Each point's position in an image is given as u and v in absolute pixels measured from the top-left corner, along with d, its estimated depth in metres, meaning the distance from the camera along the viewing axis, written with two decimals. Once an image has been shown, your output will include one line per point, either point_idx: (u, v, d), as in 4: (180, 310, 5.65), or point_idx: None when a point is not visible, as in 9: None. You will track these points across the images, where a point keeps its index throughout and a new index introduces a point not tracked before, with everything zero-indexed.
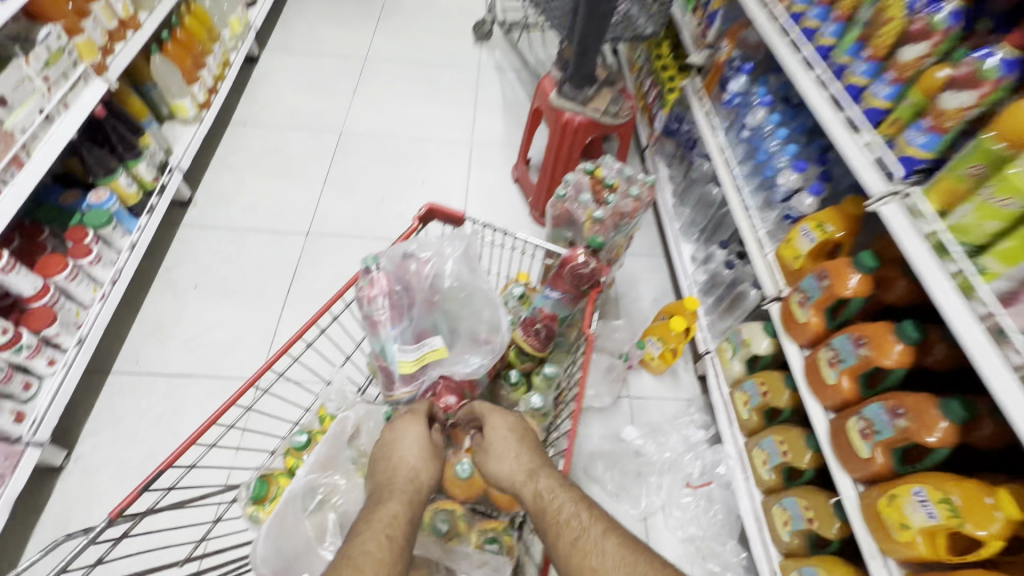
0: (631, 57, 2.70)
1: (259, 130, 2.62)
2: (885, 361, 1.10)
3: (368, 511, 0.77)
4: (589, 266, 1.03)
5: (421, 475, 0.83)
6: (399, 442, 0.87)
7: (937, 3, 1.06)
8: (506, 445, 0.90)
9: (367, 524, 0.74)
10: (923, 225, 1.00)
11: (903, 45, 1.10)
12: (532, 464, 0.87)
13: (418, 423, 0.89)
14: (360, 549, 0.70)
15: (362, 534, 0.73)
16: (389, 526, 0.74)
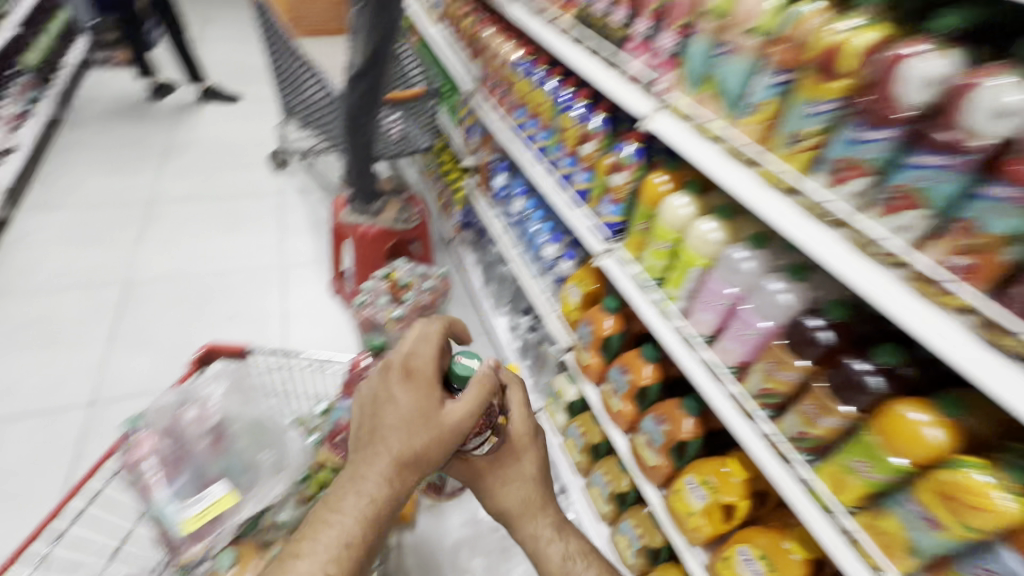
0: (423, 165, 3.03)
1: (16, 300, 2.28)
2: (643, 380, 1.36)
3: (355, 475, 0.87)
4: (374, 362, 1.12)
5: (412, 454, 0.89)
6: (391, 406, 0.91)
7: (589, 114, 1.41)
8: (519, 491, 1.15)
9: (348, 492, 0.86)
10: (625, 269, 1.30)
11: (580, 142, 1.45)
12: (545, 506, 1.16)
13: (428, 399, 0.91)
14: (336, 520, 0.84)
15: (338, 505, 0.85)
16: (365, 499, 0.85)
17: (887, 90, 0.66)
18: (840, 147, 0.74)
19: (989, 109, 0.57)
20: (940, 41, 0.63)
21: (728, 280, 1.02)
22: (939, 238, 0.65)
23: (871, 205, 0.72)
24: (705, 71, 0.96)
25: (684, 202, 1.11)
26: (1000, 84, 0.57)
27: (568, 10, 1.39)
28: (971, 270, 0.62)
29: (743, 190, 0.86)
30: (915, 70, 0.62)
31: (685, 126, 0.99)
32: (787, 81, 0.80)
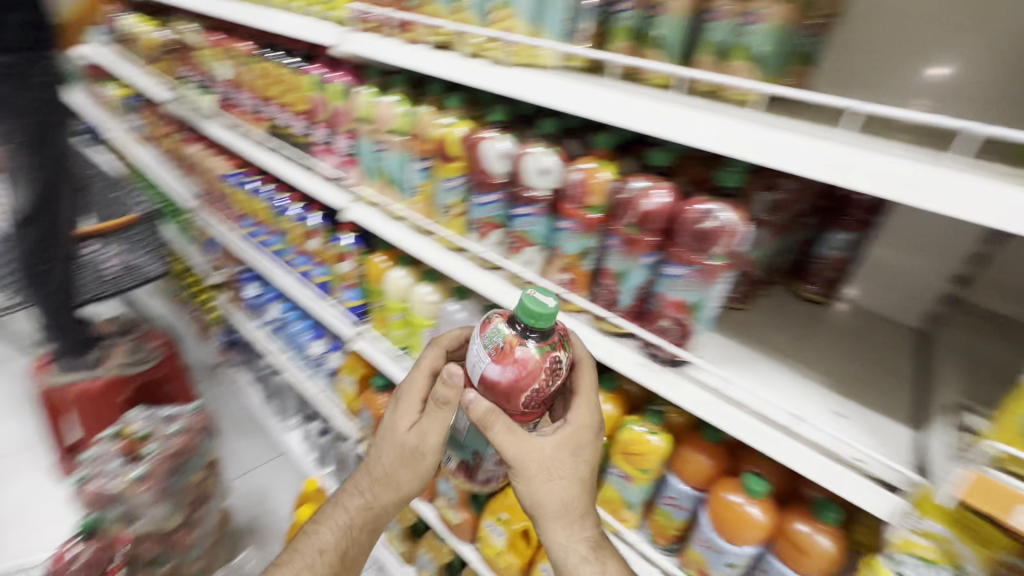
0: (170, 292, 2.70)
1: None
2: None
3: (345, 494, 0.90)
4: (496, 364, 0.72)
5: (383, 482, 0.87)
6: (389, 425, 0.86)
7: (306, 213, 1.46)
8: (555, 489, 0.73)
9: (334, 512, 0.90)
10: (376, 345, 1.36)
11: (307, 239, 1.48)
12: (579, 509, 0.74)
13: (405, 421, 0.84)
14: (320, 536, 0.89)
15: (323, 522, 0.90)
16: (345, 517, 0.88)
17: (481, 166, 0.88)
18: (475, 210, 0.93)
19: (537, 170, 0.80)
20: (501, 129, 0.86)
21: (451, 331, 1.15)
22: (550, 264, 0.87)
23: (508, 249, 0.92)
24: (375, 166, 1.11)
25: (403, 274, 1.22)
26: (536, 154, 0.80)
27: (259, 124, 1.46)
28: (572, 281, 0.84)
29: (429, 255, 1.01)
30: (493, 150, 0.84)
31: (376, 213, 1.13)
32: (430, 167, 0.99)
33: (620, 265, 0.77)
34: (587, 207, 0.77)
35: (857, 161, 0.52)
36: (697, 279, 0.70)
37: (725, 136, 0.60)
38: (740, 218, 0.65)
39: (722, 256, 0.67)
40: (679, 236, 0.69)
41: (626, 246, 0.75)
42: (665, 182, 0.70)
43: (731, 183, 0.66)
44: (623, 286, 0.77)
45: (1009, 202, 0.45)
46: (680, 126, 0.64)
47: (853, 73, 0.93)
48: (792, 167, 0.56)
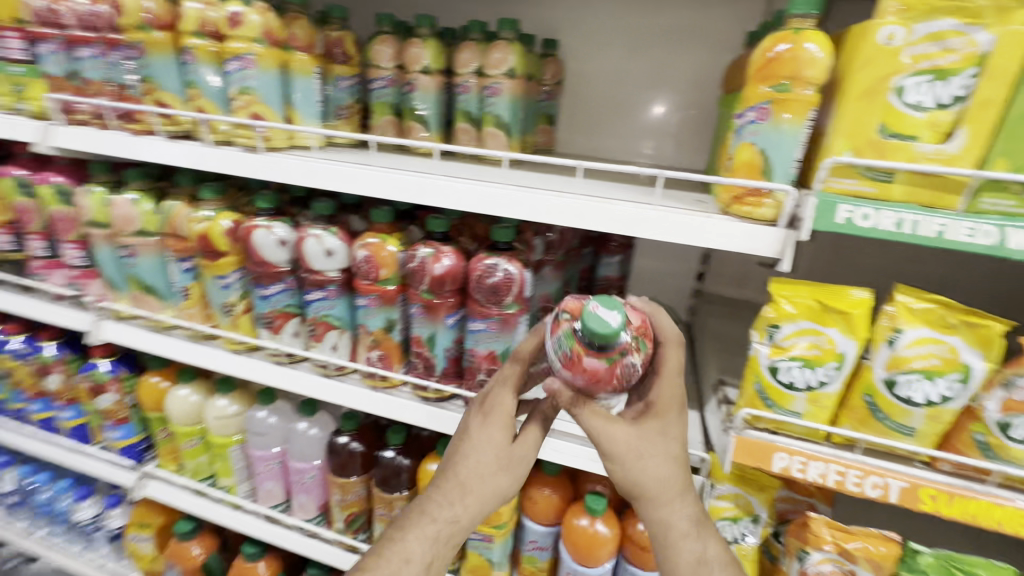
0: None
1: None
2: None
3: (400, 530, 0.60)
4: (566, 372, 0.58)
5: (466, 505, 0.59)
6: (465, 440, 0.60)
7: (33, 346, 1.13)
8: (659, 474, 0.58)
9: (381, 556, 0.58)
10: (169, 483, 1.10)
11: (40, 378, 1.15)
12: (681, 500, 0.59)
13: (499, 431, 0.60)
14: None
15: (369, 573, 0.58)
16: (400, 564, 0.58)
17: (258, 257, 0.80)
18: (260, 304, 0.84)
19: (321, 253, 0.77)
20: (269, 215, 0.80)
21: (264, 442, 1.00)
22: (358, 345, 0.83)
23: (308, 338, 0.85)
24: (124, 275, 0.92)
25: (187, 390, 1.03)
26: (317, 236, 0.76)
27: None
28: (384, 356, 0.81)
29: (214, 364, 0.88)
30: (269, 238, 0.78)
31: (134, 330, 0.93)
32: (196, 266, 0.87)
33: (426, 331, 0.77)
34: (380, 281, 0.76)
35: (595, 207, 0.62)
36: (498, 330, 0.73)
37: (489, 198, 0.66)
38: (519, 267, 0.70)
39: (514, 303, 0.72)
40: (472, 293, 0.72)
41: (426, 312, 0.75)
42: (448, 246, 0.72)
43: (504, 238, 0.71)
44: (434, 350, 0.78)
45: (700, 225, 0.58)
46: (449, 195, 0.67)
47: (584, 125, 1.12)
48: (549, 218, 0.63)
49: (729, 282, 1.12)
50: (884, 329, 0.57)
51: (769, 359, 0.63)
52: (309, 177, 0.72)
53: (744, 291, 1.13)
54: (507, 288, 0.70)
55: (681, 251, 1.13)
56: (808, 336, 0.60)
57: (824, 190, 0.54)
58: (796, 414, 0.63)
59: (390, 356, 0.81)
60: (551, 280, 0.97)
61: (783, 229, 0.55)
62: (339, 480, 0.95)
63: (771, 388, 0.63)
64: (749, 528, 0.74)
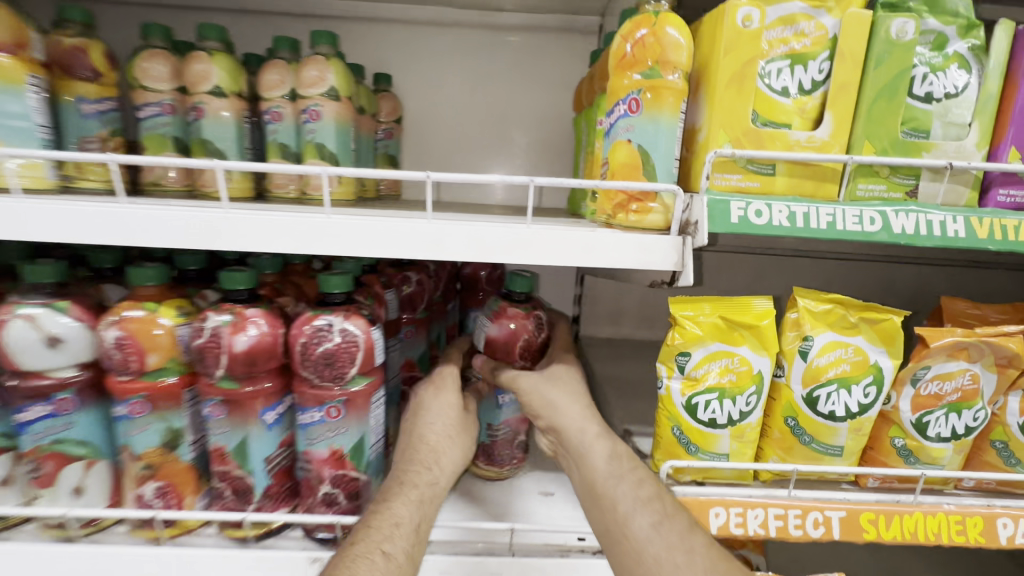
0: None
1: None
2: None
3: (375, 508, 0.48)
4: (492, 324, 0.63)
5: (442, 460, 0.54)
6: (421, 408, 0.59)
7: None
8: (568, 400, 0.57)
9: (367, 530, 0.46)
10: None
11: None
12: (597, 428, 0.54)
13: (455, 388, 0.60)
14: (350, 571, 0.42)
15: (345, 558, 0.43)
16: (386, 533, 0.46)
17: None
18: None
19: (39, 343, 0.49)
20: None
21: None
22: (124, 481, 0.54)
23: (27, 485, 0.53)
24: None
25: None
26: (29, 316, 0.48)
27: None
28: (165, 491, 0.53)
29: None
30: None
31: None
32: None
33: (231, 438, 0.52)
34: (148, 374, 0.50)
35: (459, 231, 0.46)
36: (341, 418, 0.52)
37: (306, 234, 0.44)
38: (363, 325, 0.52)
39: (361, 375, 0.52)
40: (297, 369, 0.50)
41: (227, 409, 0.51)
42: (256, 309, 0.51)
43: (337, 288, 0.52)
44: (247, 465, 0.53)
45: (587, 241, 0.47)
46: (242, 232, 0.44)
47: (431, 168, 1.00)
48: (398, 254, 0.46)
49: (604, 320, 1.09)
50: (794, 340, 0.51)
51: (683, 395, 0.52)
52: None
53: (621, 329, 1.10)
54: (347, 357, 0.51)
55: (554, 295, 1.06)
56: (721, 360, 0.51)
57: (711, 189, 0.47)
58: (723, 456, 0.53)
59: (176, 486, 0.54)
60: (410, 344, 0.79)
61: (678, 237, 0.47)
62: None
63: (692, 429, 0.53)
64: None
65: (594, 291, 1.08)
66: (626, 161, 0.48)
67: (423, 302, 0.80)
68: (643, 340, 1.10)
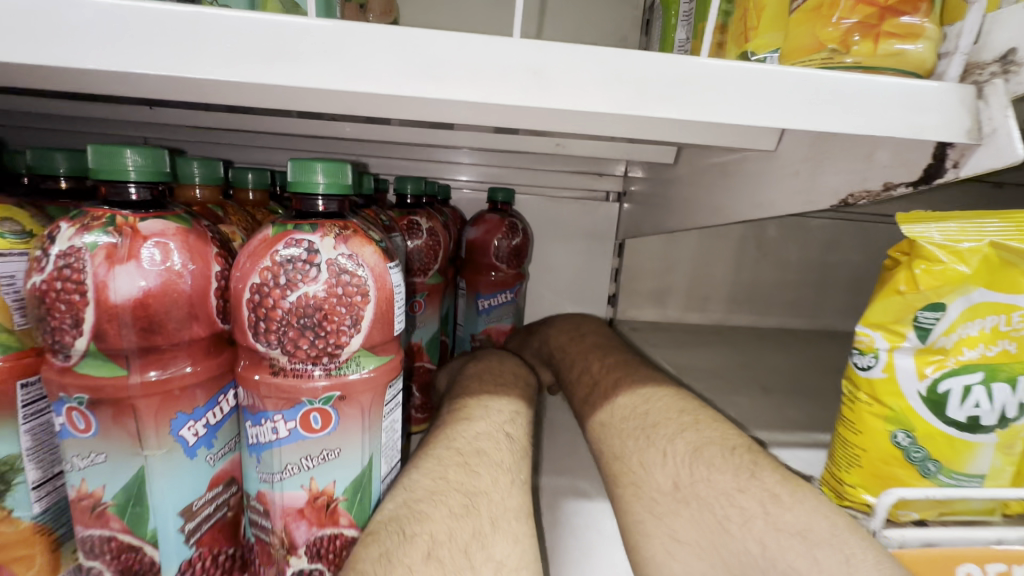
0: None
1: None
2: None
3: (487, 394, 0.43)
4: (473, 229, 0.66)
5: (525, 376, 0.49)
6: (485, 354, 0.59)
7: None
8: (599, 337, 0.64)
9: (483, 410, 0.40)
10: None
11: None
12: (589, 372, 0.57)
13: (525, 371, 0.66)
14: (476, 444, 0.35)
15: (454, 435, 0.36)
16: (507, 418, 0.40)
17: None
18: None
19: None
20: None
21: None
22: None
23: None
24: None
25: None
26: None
27: None
28: None
29: None
30: None
31: None
32: None
33: (106, 475, 0.27)
34: None
35: (584, 56, 0.23)
36: (332, 432, 0.27)
37: (282, 46, 0.22)
38: (377, 258, 0.28)
39: (372, 354, 0.28)
40: (249, 341, 0.26)
41: (100, 421, 0.26)
42: (156, 222, 0.26)
43: (322, 189, 0.28)
44: (147, 528, 0.27)
45: (824, 83, 0.25)
46: (143, 38, 0.21)
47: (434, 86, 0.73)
48: (464, 93, 0.23)
49: (647, 300, 0.88)
50: None
51: (922, 378, 0.31)
52: None
53: (667, 311, 0.89)
54: (344, 318, 0.26)
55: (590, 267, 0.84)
56: (995, 319, 0.30)
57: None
58: (978, 478, 0.32)
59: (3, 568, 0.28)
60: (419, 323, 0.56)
61: (964, 87, 0.26)
62: None
63: (935, 436, 0.31)
64: None
65: (636, 265, 0.86)
66: None
67: (433, 262, 0.56)
68: (693, 326, 0.90)
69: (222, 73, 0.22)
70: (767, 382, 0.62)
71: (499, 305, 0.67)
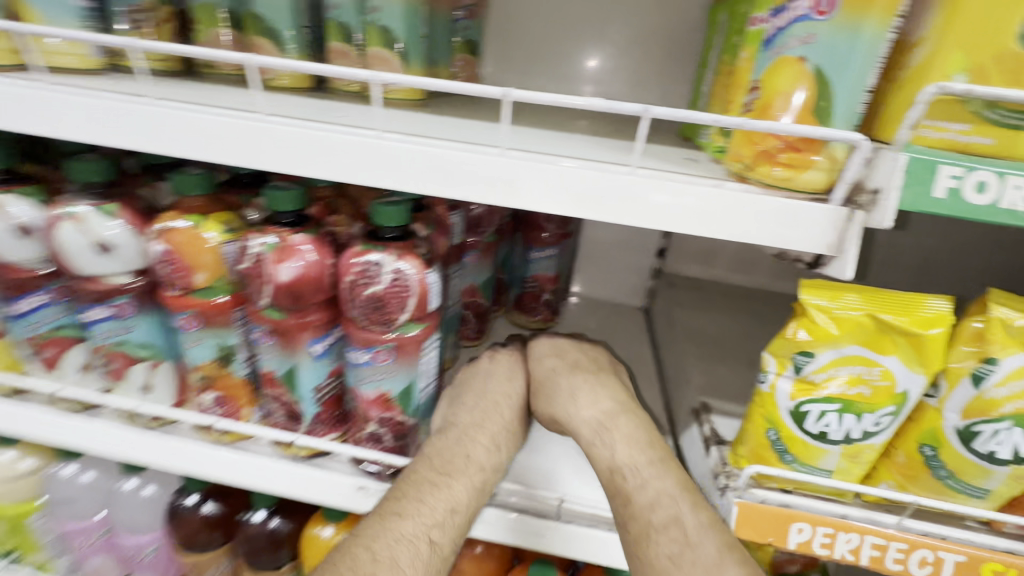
0: None
1: None
2: None
3: (428, 483, 0.46)
4: None
5: (482, 459, 0.50)
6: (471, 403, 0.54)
7: None
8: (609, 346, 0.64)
9: (421, 502, 0.45)
10: None
11: None
12: (630, 479, 0.46)
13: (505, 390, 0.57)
14: (394, 551, 0.41)
15: (411, 499, 0.45)
16: (439, 518, 0.44)
17: None
18: (14, 327, 0.53)
19: (89, 248, 0.47)
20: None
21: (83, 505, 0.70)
22: (186, 386, 0.55)
23: (105, 378, 0.55)
24: None
25: None
26: (77, 218, 0.46)
27: None
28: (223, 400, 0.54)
29: None
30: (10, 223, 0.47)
31: None
32: None
33: (279, 364, 0.50)
34: (198, 291, 0.48)
35: (535, 175, 0.36)
36: (391, 364, 0.47)
37: (362, 158, 0.37)
38: (419, 268, 0.45)
39: (414, 324, 0.46)
40: (346, 309, 0.46)
41: (275, 338, 0.48)
42: (300, 236, 0.45)
43: (391, 222, 0.44)
44: (297, 392, 0.51)
45: (718, 201, 0.35)
46: (293, 152, 0.38)
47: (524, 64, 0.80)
48: (457, 192, 0.37)
49: (694, 258, 0.96)
50: (970, 328, 0.39)
51: (792, 399, 0.42)
52: (40, 118, 0.40)
53: (712, 270, 0.96)
54: (399, 303, 0.45)
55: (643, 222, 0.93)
56: (856, 369, 0.40)
57: (912, 148, 0.32)
58: (824, 473, 0.44)
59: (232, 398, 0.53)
60: (475, 270, 0.73)
61: (839, 209, 0.33)
62: (188, 557, 0.68)
63: (794, 438, 0.44)
64: None
65: None
66: (792, 89, 0.33)
67: (489, 226, 0.71)
68: (736, 287, 0.96)
69: (331, 172, 0.38)
70: (755, 355, 0.72)
71: (545, 257, 0.81)
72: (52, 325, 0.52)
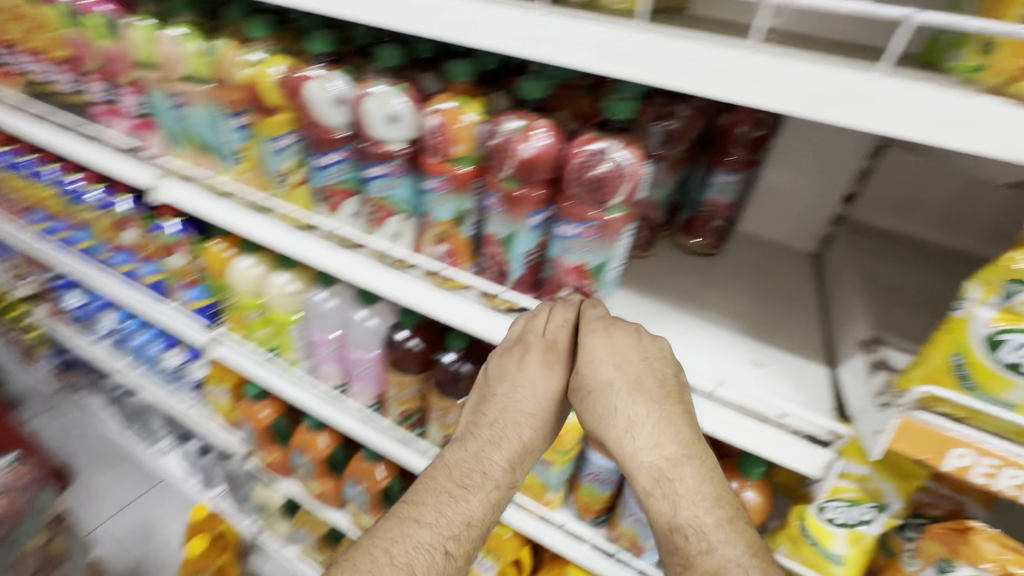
0: None
1: None
2: (321, 451, 1.20)
3: (447, 498, 0.53)
4: (725, 115, 0.79)
5: (492, 483, 0.54)
6: (508, 410, 0.56)
7: (107, 198, 1.13)
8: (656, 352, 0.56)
9: (446, 514, 0.52)
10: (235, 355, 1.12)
11: (119, 230, 1.15)
12: (668, 515, 0.51)
13: (529, 394, 0.57)
14: (411, 558, 0.49)
15: (430, 508, 0.52)
16: (455, 533, 0.51)
17: (311, 116, 0.67)
18: (316, 176, 0.72)
19: (382, 118, 0.62)
20: (328, 64, 0.65)
21: (327, 323, 0.95)
22: (424, 238, 0.70)
23: (370, 222, 0.73)
24: (180, 129, 0.84)
25: (248, 263, 0.99)
26: (378, 94, 0.61)
27: (20, 84, 1.09)
28: (451, 253, 0.69)
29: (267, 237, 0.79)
30: (332, 92, 0.64)
31: (187, 192, 0.85)
32: (248, 124, 0.75)
33: (504, 229, 0.62)
34: (453, 160, 0.61)
35: (780, 76, 0.40)
36: (596, 239, 0.57)
37: (623, 50, 0.45)
38: (637, 158, 0.52)
39: (622, 207, 0.55)
40: (569, 187, 0.55)
41: (506, 205, 0.60)
42: (543, 120, 0.55)
43: (620, 114, 0.52)
44: (511, 254, 0.63)
45: (967, 110, 0.36)
46: (566, 44, 0.47)
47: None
48: (704, 86, 0.43)
49: (889, 209, 0.89)
50: None
51: (991, 325, 0.43)
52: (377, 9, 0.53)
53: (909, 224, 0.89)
54: (617, 186, 0.54)
55: (836, 162, 0.88)
56: None
57: None
58: (1008, 407, 0.44)
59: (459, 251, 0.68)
60: (658, 183, 0.79)
61: None
62: (395, 375, 0.90)
63: (981, 365, 0.45)
64: (870, 512, 0.60)
65: (891, 172, 0.86)
66: None
67: (681, 141, 0.75)
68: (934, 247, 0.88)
69: (593, 64, 0.46)
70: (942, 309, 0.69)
71: (726, 182, 0.83)
72: (342, 177, 0.70)
